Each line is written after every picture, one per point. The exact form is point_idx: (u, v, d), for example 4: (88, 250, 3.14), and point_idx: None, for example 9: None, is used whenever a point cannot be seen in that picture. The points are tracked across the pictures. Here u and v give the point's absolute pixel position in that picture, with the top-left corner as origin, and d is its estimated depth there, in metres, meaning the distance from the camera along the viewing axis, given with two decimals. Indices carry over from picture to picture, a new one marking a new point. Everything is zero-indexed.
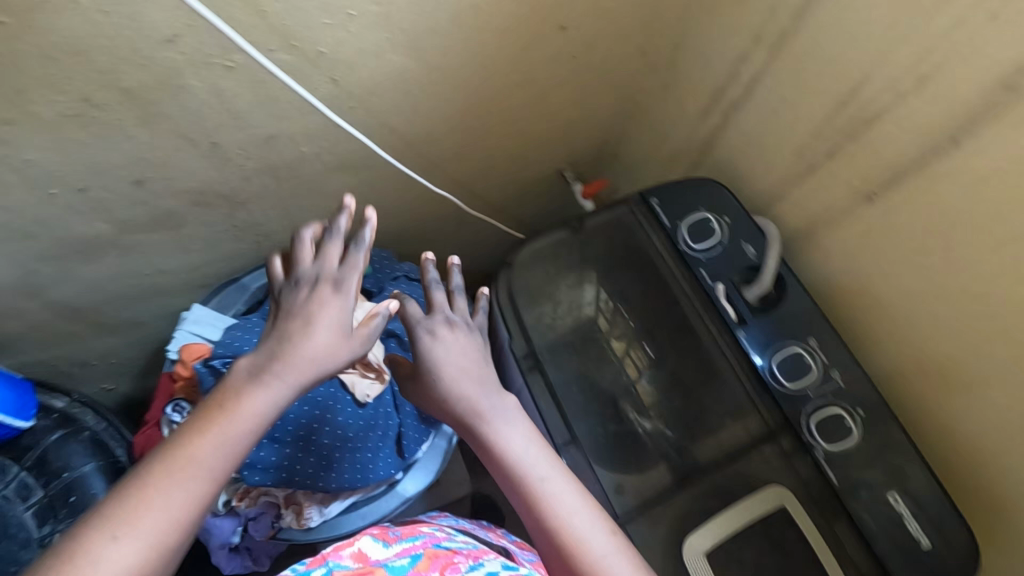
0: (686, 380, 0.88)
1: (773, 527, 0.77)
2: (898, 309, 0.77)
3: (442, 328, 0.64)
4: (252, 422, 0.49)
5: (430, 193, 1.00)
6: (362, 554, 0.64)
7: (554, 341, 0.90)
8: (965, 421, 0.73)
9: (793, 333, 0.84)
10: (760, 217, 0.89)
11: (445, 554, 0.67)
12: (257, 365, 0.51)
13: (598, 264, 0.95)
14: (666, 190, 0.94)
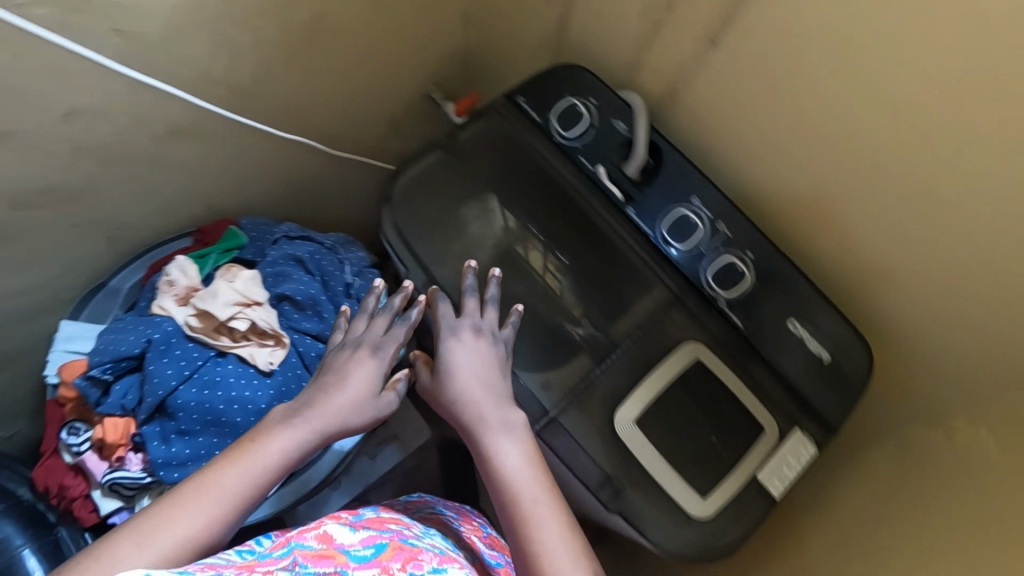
0: (600, 273, 0.87)
1: (692, 380, 0.82)
2: (764, 149, 0.79)
3: (466, 333, 0.71)
4: (275, 457, 0.57)
5: (292, 144, 0.93)
6: (326, 534, 0.59)
7: (462, 272, 0.85)
8: (839, 238, 0.79)
9: (677, 197, 0.86)
10: (622, 91, 0.89)
11: (413, 550, 0.59)
12: (297, 410, 0.62)
13: (487, 181, 0.90)
14: (529, 86, 0.91)
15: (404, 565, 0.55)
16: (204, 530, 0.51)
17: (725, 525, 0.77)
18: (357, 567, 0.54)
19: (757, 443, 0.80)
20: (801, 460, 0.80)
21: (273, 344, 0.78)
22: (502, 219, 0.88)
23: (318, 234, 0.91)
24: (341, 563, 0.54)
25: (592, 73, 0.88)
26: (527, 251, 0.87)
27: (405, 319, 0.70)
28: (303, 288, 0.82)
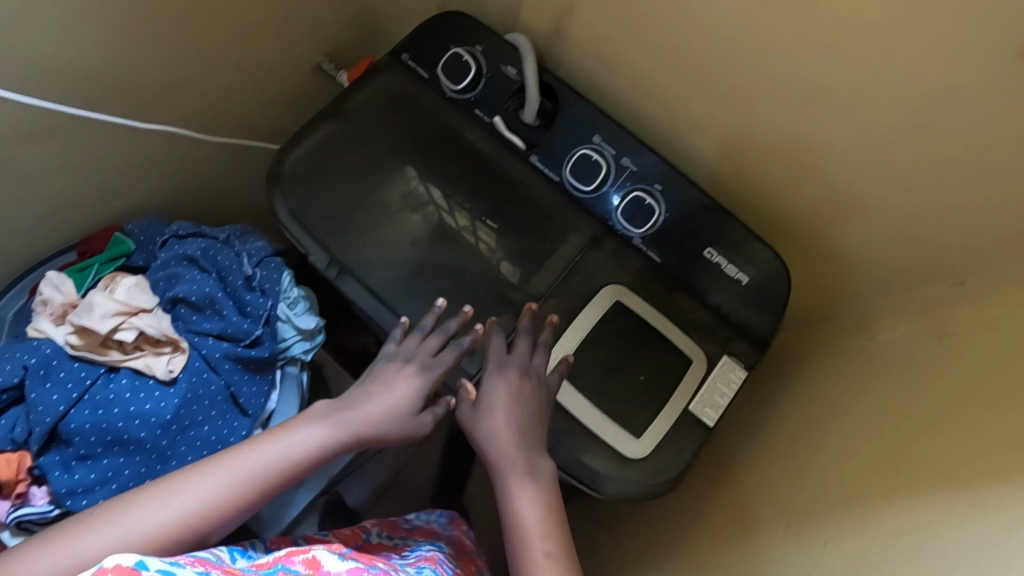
0: (528, 231, 0.83)
1: (614, 321, 0.80)
2: (657, 74, 0.77)
3: (513, 370, 0.75)
4: (299, 451, 0.68)
5: (171, 133, 0.89)
6: (315, 562, 0.63)
7: (381, 250, 0.81)
8: (743, 157, 0.77)
9: (577, 138, 0.83)
10: (509, 34, 0.84)
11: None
12: (336, 412, 0.72)
13: (395, 151, 0.84)
14: (413, 41, 0.86)
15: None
16: (234, 496, 0.63)
17: (665, 460, 0.77)
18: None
19: (688, 375, 0.79)
20: (733, 385, 0.79)
21: (171, 350, 0.74)
22: (423, 189, 0.83)
23: (211, 228, 0.85)
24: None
25: (475, 18, 0.83)
26: (458, 222, 0.83)
27: (457, 345, 0.76)
28: (197, 287, 0.77)
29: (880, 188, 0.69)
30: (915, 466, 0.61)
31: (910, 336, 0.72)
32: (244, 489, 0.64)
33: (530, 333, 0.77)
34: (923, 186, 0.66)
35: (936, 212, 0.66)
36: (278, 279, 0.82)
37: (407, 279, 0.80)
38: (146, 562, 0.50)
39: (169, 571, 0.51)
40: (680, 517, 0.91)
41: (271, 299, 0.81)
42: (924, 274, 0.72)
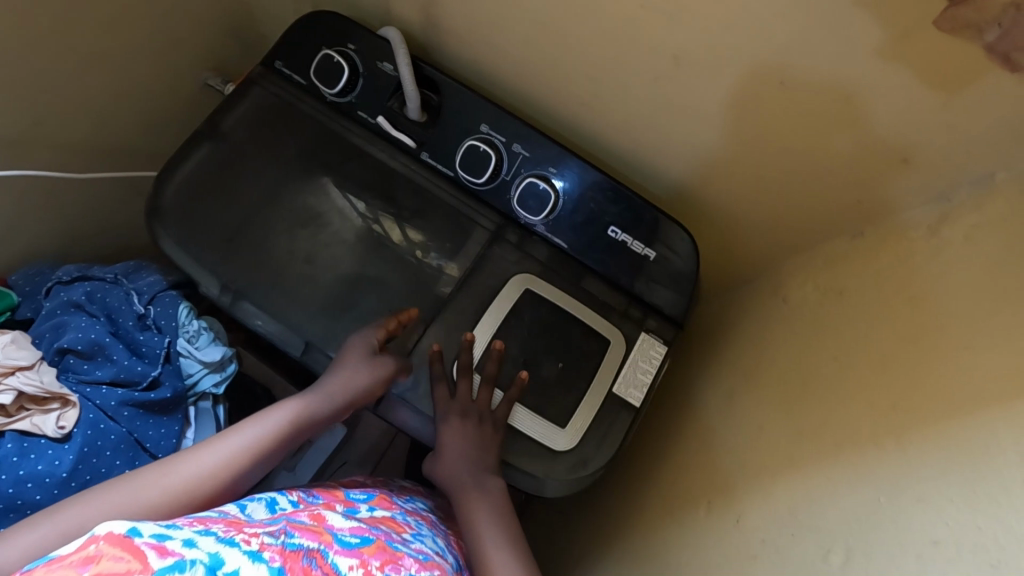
0: (440, 228, 0.80)
1: (526, 311, 0.78)
2: (530, 56, 0.73)
3: (454, 416, 0.72)
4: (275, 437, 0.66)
5: (47, 185, 0.82)
6: (320, 517, 0.61)
7: (282, 270, 0.77)
8: (629, 132, 0.74)
9: (465, 129, 0.79)
10: (382, 28, 0.80)
11: (396, 554, 0.59)
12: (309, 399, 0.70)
13: (287, 163, 0.80)
14: (284, 47, 0.82)
15: (382, 564, 0.56)
16: (212, 475, 0.61)
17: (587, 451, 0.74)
18: (339, 552, 0.55)
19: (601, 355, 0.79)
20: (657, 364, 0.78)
21: (60, 406, 0.71)
22: (348, 203, 0.80)
23: (98, 269, 0.82)
24: (325, 542, 0.55)
25: (342, 16, 0.80)
26: (387, 229, 0.80)
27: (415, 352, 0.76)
28: (83, 334, 0.74)
29: (754, 153, 0.66)
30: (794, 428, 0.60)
31: (807, 295, 0.70)
32: (244, 464, 0.63)
33: (471, 366, 0.74)
34: (792, 147, 0.63)
35: (815, 167, 0.64)
36: (174, 314, 0.79)
37: (313, 295, 0.77)
38: (139, 528, 0.44)
39: (164, 535, 0.46)
40: (611, 498, 0.90)
41: (168, 336, 0.78)
42: (817, 230, 0.71)
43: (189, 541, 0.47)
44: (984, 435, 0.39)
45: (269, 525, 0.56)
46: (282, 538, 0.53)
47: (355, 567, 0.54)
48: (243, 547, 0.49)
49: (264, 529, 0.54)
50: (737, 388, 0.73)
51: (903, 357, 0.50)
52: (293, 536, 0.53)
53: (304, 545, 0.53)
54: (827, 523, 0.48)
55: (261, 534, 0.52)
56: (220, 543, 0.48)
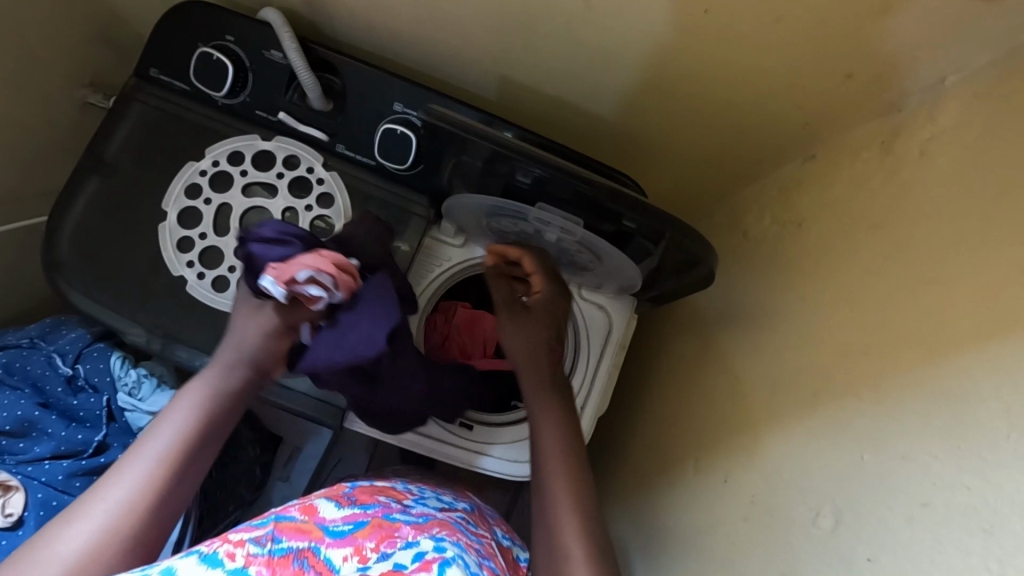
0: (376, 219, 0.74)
1: (518, 176, 0.61)
2: (431, 20, 0.65)
3: (551, 230, 0.65)
4: (200, 435, 0.54)
5: None
6: (312, 507, 0.55)
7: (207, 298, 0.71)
8: (554, 87, 0.67)
9: (378, 112, 0.71)
10: (261, 10, 0.70)
11: (393, 527, 0.54)
12: (218, 381, 0.57)
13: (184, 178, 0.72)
14: (154, 50, 0.72)
15: (378, 545, 0.51)
16: (140, 501, 0.48)
17: (590, 402, 0.77)
18: (332, 545, 0.50)
19: (582, 306, 0.79)
20: (658, 299, 0.74)
21: (4, 492, 0.66)
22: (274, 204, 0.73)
23: (12, 336, 0.75)
24: (316, 538, 0.50)
25: (213, 6, 0.70)
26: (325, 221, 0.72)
27: (548, 227, 0.65)
28: (8, 413, 0.68)
29: (691, 89, 0.61)
30: (761, 372, 0.58)
31: (767, 228, 0.66)
32: (165, 472, 0.51)
33: (525, 217, 0.65)
34: (730, 75, 0.57)
35: (756, 95, 0.58)
36: (106, 368, 0.73)
37: None
38: None
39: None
40: (606, 458, 0.89)
41: (105, 394, 0.72)
42: (769, 155, 0.66)
43: (167, 571, 0.44)
44: (965, 385, 0.36)
45: (257, 526, 0.51)
46: (269, 546, 0.48)
47: (348, 562, 0.49)
48: (227, 566, 0.45)
49: (251, 535, 0.49)
50: (710, 334, 0.70)
51: (872, 295, 0.47)
52: (281, 542, 0.49)
53: (293, 546, 0.49)
54: (817, 482, 0.46)
55: (247, 543, 0.48)
56: (200, 566, 0.45)
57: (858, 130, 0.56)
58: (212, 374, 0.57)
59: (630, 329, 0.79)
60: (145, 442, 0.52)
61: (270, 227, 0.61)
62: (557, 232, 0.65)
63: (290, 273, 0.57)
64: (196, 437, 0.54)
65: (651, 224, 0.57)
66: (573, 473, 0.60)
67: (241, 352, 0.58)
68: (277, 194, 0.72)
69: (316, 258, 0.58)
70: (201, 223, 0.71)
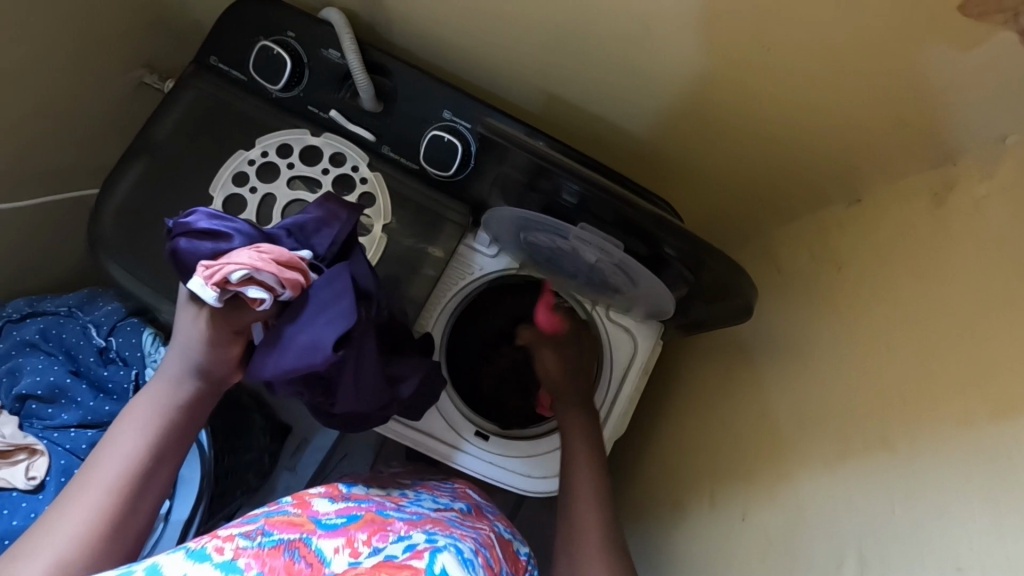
0: (411, 222, 0.74)
1: (567, 192, 0.61)
2: (485, 34, 0.66)
3: (593, 251, 0.65)
4: (155, 452, 0.51)
5: None
6: (306, 503, 0.55)
7: None
8: (601, 108, 0.68)
9: (426, 118, 0.72)
10: (323, 10, 0.72)
11: (386, 522, 0.54)
12: (172, 392, 0.53)
13: (233, 163, 0.72)
14: (215, 41, 0.74)
15: (369, 538, 0.51)
16: (95, 532, 0.46)
17: (609, 422, 0.77)
18: (323, 536, 0.49)
19: (607, 327, 0.79)
20: (686, 325, 0.74)
21: (28, 456, 0.66)
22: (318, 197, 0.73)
23: (50, 302, 0.77)
24: (308, 529, 0.50)
25: (276, 2, 0.72)
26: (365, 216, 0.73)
27: (589, 248, 0.65)
28: (41, 378, 0.70)
29: (738, 121, 0.61)
30: (790, 411, 0.57)
31: (803, 264, 0.66)
32: (119, 496, 0.48)
33: (567, 236, 0.65)
34: (780, 108, 0.57)
35: (803, 133, 0.59)
36: (138, 343, 0.73)
37: None
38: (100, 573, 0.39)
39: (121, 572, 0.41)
40: (618, 483, 0.88)
41: (134, 368, 0.73)
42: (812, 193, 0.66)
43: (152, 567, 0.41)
44: (1009, 445, 0.36)
45: (246, 522, 0.50)
46: (258, 538, 0.47)
47: (340, 552, 0.48)
48: (216, 559, 0.43)
49: (240, 530, 0.48)
50: (737, 367, 0.70)
51: (913, 344, 0.46)
52: (272, 534, 0.48)
53: (283, 538, 0.48)
54: (845, 530, 0.46)
55: (236, 537, 0.46)
56: (187, 560, 0.43)
57: (904, 175, 0.56)
58: (164, 385, 0.54)
59: (654, 354, 0.79)
60: (96, 466, 0.49)
61: (203, 218, 0.56)
62: (597, 253, 0.65)
63: (222, 274, 0.51)
64: (150, 456, 0.51)
65: (690, 250, 0.57)
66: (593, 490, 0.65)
67: (194, 358, 0.54)
68: (322, 188, 0.73)
69: (255, 256, 0.53)
70: (245, 210, 0.71)
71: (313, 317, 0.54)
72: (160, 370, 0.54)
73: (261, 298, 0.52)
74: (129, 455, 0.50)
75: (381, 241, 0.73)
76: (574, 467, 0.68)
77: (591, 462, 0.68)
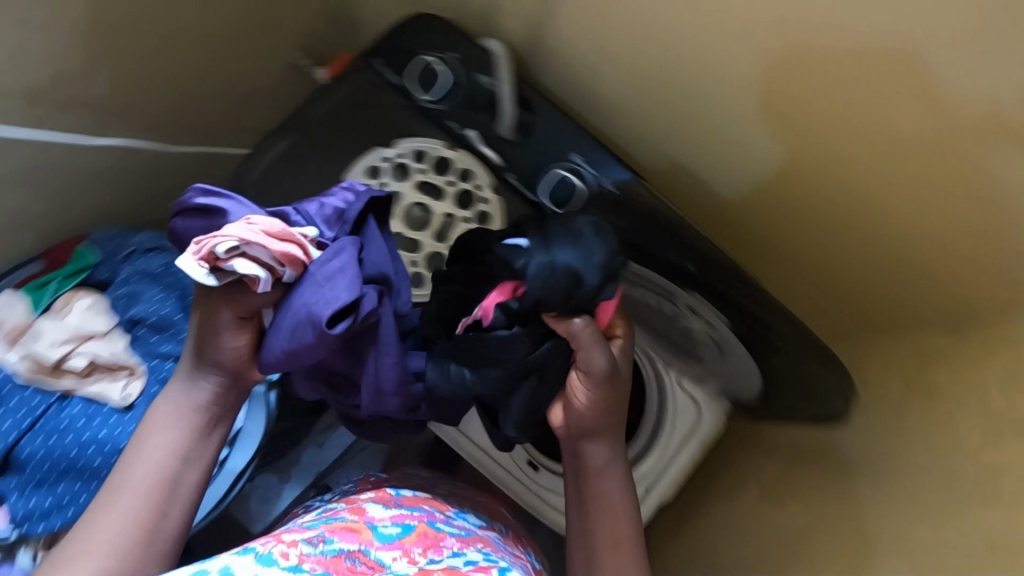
0: None
1: (668, 253, 0.62)
2: (639, 92, 0.70)
3: (700, 319, 0.66)
4: (178, 451, 0.56)
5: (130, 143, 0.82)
6: (360, 508, 0.58)
7: None
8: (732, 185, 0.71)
9: (555, 156, 0.75)
10: (486, 38, 0.78)
11: (438, 536, 0.57)
12: (193, 394, 0.57)
13: (373, 154, 0.79)
14: (383, 44, 0.80)
15: (425, 551, 0.54)
16: (133, 526, 0.53)
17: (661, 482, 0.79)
18: (381, 547, 0.53)
19: (677, 395, 0.79)
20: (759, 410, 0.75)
21: (126, 375, 0.74)
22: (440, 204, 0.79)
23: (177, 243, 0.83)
24: (366, 540, 0.53)
25: (447, 21, 0.77)
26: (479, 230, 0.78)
27: (695, 315, 0.66)
28: (154, 308, 0.76)
29: None
30: None
31: None
32: (151, 495, 0.54)
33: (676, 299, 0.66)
34: None
35: None
36: None
37: None
38: None
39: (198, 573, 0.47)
40: None
41: None
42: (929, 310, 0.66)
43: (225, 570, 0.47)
44: None
45: (308, 528, 0.54)
46: (320, 545, 0.51)
47: (399, 560, 0.52)
48: (282, 564, 0.49)
49: (302, 535, 0.52)
50: None
51: None
52: (332, 542, 0.52)
53: (344, 547, 0.52)
54: None
55: (299, 542, 0.51)
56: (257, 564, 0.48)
57: None
58: (187, 386, 0.58)
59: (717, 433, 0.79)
60: (129, 460, 0.55)
61: (200, 194, 0.57)
62: (704, 323, 0.66)
63: (209, 249, 0.51)
64: (174, 455, 0.56)
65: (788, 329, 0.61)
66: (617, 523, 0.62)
67: (213, 362, 0.57)
68: (445, 198, 0.78)
69: (246, 227, 0.52)
70: (372, 201, 0.77)
71: (322, 281, 0.55)
72: (183, 371, 0.58)
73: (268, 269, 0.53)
74: (157, 456, 0.55)
75: None
76: (599, 487, 0.63)
77: (613, 492, 0.63)
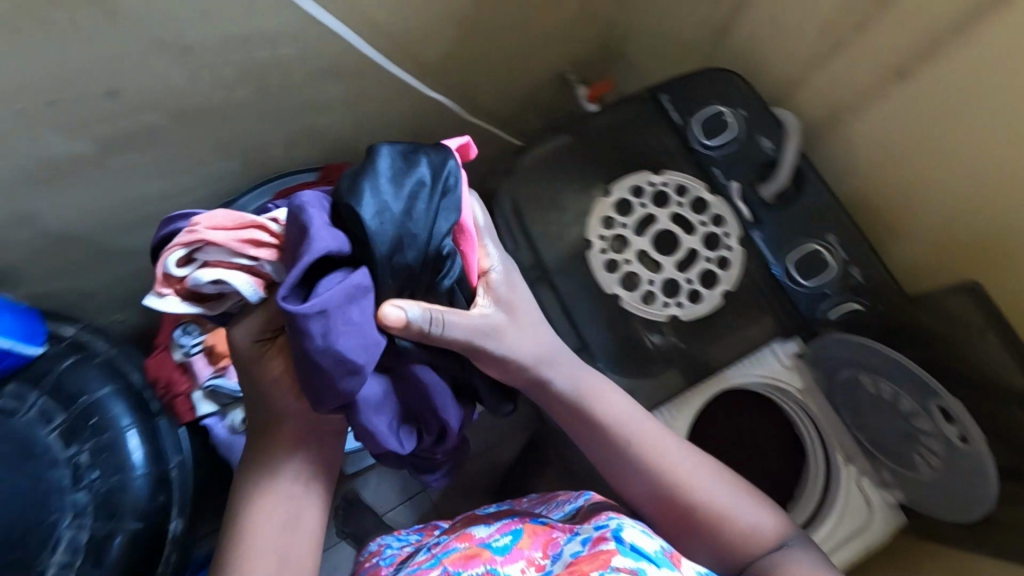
0: (743, 298, 0.82)
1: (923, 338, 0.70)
2: (926, 199, 0.71)
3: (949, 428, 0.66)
4: (276, 529, 0.55)
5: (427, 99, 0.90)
6: (467, 534, 0.61)
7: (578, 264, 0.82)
8: None
9: (809, 231, 0.80)
10: (777, 107, 0.84)
11: (547, 530, 0.59)
12: (277, 475, 0.57)
13: (640, 176, 0.84)
14: (677, 84, 0.87)
15: (545, 551, 0.56)
16: None
17: None
18: (505, 563, 0.55)
19: (853, 490, 0.80)
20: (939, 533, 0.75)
21: None
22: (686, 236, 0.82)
23: None
24: (488, 560, 0.56)
25: (747, 82, 0.83)
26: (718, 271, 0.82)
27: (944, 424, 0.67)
28: None
29: None
30: None
31: None
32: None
33: (931, 399, 0.67)
34: None
35: None
36: None
37: (602, 307, 0.81)
38: None
39: None
40: None
41: None
42: None
43: None
44: None
45: (430, 568, 0.57)
46: None
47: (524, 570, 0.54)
48: None
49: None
50: None
51: None
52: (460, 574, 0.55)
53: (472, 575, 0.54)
54: None
55: None
56: None
57: None
58: (262, 472, 0.57)
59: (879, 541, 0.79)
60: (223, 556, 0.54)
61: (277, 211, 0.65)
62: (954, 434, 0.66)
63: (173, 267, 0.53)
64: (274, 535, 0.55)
65: None
66: (682, 452, 0.63)
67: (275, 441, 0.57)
68: (693, 235, 0.82)
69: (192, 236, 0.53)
70: (628, 216, 0.83)
71: (295, 261, 0.48)
72: (249, 456, 0.58)
73: (237, 275, 0.52)
74: (258, 541, 0.54)
75: (717, 299, 0.81)
76: (636, 425, 0.63)
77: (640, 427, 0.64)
